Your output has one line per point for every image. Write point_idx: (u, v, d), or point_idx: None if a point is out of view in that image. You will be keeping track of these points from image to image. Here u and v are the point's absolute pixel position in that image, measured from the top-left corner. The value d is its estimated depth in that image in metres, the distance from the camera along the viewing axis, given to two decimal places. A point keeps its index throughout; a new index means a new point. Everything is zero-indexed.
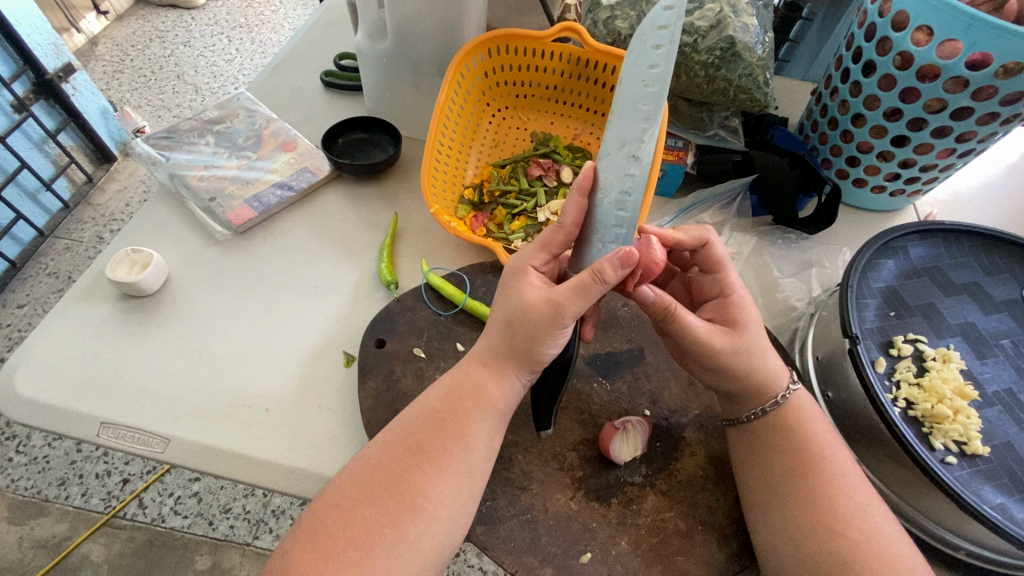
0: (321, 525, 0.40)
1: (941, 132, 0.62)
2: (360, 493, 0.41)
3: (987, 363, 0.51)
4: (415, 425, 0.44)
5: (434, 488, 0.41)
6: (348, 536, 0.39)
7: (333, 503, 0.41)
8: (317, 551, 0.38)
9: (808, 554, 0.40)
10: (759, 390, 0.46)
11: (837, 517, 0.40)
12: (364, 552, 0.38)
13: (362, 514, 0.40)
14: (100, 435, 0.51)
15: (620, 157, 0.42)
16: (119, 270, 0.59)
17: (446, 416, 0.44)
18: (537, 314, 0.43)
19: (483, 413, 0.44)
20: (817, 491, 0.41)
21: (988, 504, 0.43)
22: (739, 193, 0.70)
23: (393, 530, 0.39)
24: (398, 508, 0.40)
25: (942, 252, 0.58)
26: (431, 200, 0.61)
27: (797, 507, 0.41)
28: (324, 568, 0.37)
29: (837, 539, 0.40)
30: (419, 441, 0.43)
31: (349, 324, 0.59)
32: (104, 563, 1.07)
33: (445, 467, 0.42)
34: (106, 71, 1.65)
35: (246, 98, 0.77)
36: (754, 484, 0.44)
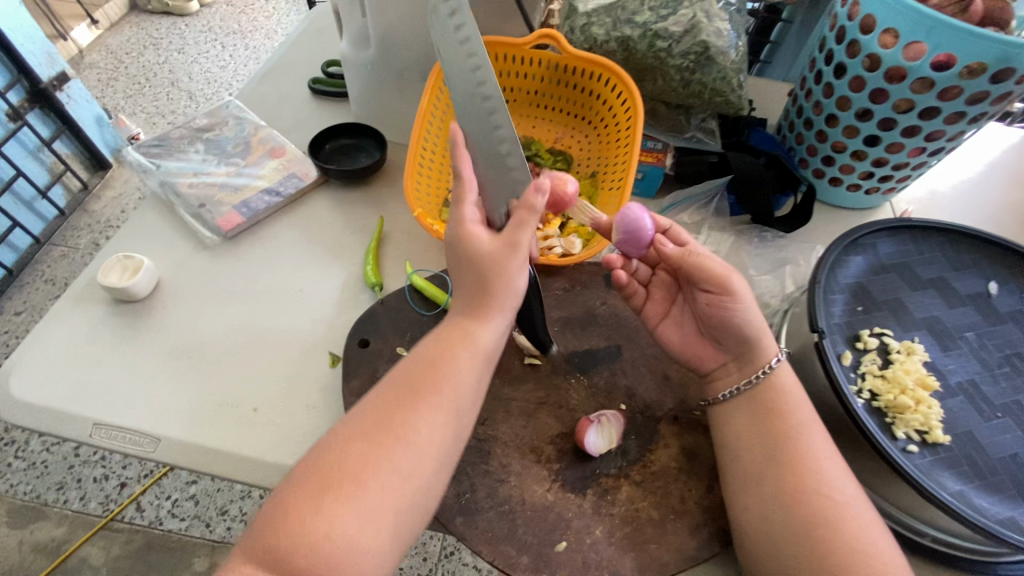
0: (319, 465, 0.41)
1: (911, 131, 0.64)
2: (354, 434, 0.42)
3: (951, 355, 0.53)
4: (407, 370, 0.45)
5: (424, 422, 0.43)
6: (343, 468, 0.40)
7: (328, 443, 0.42)
8: (314, 487, 0.39)
9: (784, 524, 0.42)
10: (757, 341, 0.49)
11: (813, 488, 0.43)
12: (359, 485, 0.40)
13: (355, 449, 0.41)
14: (93, 435, 0.53)
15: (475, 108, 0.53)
16: (111, 276, 0.61)
17: (433, 357, 0.45)
18: (499, 248, 0.46)
19: (471, 355, 0.46)
20: (800, 459, 0.44)
21: (947, 490, 0.45)
22: (716, 193, 0.73)
23: (386, 463, 0.41)
24: (389, 442, 0.41)
25: (910, 249, 0.60)
26: (415, 204, 0.63)
27: (782, 477, 0.44)
28: (322, 501, 0.39)
29: (815, 507, 0.42)
30: (410, 383, 0.44)
31: (335, 325, 0.61)
32: (103, 566, 1.09)
33: (434, 405, 0.43)
34: (101, 79, 1.67)
35: (234, 106, 0.79)
36: (739, 461, 0.46)
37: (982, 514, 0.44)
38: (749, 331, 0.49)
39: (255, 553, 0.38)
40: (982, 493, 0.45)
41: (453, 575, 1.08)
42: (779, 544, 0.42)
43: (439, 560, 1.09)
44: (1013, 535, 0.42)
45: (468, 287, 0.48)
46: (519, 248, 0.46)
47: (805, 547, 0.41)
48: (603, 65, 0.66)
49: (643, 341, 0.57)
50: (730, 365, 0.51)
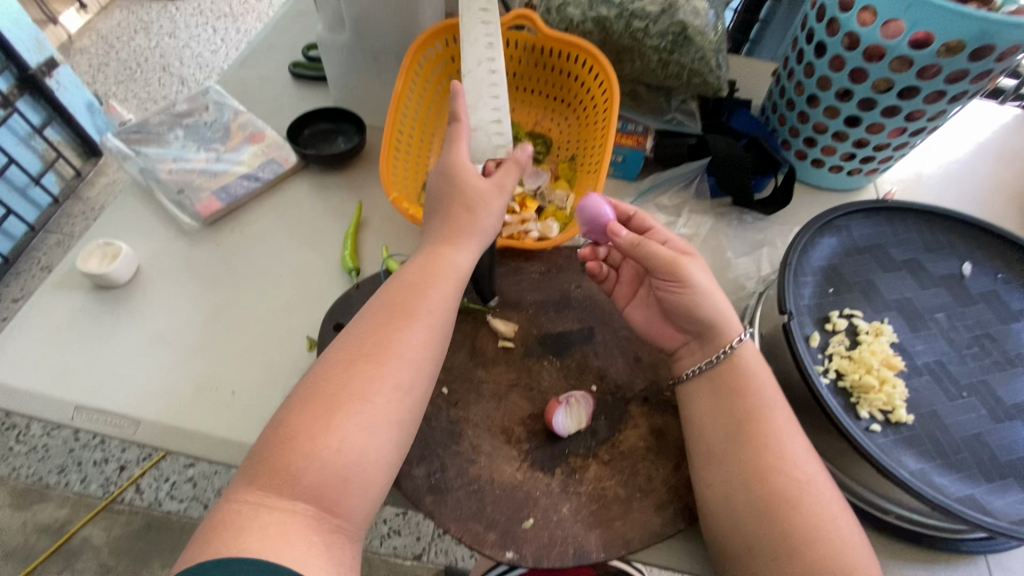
0: (317, 389, 0.43)
1: (892, 111, 0.63)
2: (347, 358, 0.45)
3: (920, 336, 0.53)
4: (388, 298, 0.49)
5: (411, 337, 0.46)
6: (341, 391, 0.43)
7: (322, 370, 0.44)
8: (315, 408, 0.42)
9: (747, 499, 0.43)
10: (719, 322, 0.50)
11: (775, 464, 0.44)
12: (358, 402, 0.42)
13: (351, 369, 0.44)
14: (75, 418, 0.54)
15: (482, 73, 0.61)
16: (90, 262, 0.61)
17: (413, 283, 0.50)
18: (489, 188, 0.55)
19: (451, 278, 0.51)
20: (764, 437, 0.45)
21: (907, 469, 0.46)
22: (696, 176, 0.73)
23: (382, 377, 0.44)
24: (382, 359, 0.45)
25: (884, 230, 0.60)
26: (390, 188, 0.63)
27: (746, 453, 0.45)
28: (325, 420, 0.41)
29: (776, 483, 0.43)
30: (393, 308, 0.48)
31: (313, 309, 0.62)
32: (105, 546, 1.11)
33: (418, 323, 0.47)
34: (92, 65, 1.66)
35: (214, 91, 0.78)
36: (705, 438, 0.47)
37: (941, 492, 0.45)
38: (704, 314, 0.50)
39: (263, 478, 0.39)
40: (942, 472, 0.46)
41: (445, 554, 1.11)
42: (741, 520, 0.43)
43: (431, 540, 1.12)
44: (970, 512, 0.43)
45: (449, 218, 0.53)
46: (504, 190, 0.56)
47: (766, 520, 0.42)
48: (579, 45, 0.66)
49: (616, 324, 0.58)
50: (692, 344, 0.52)
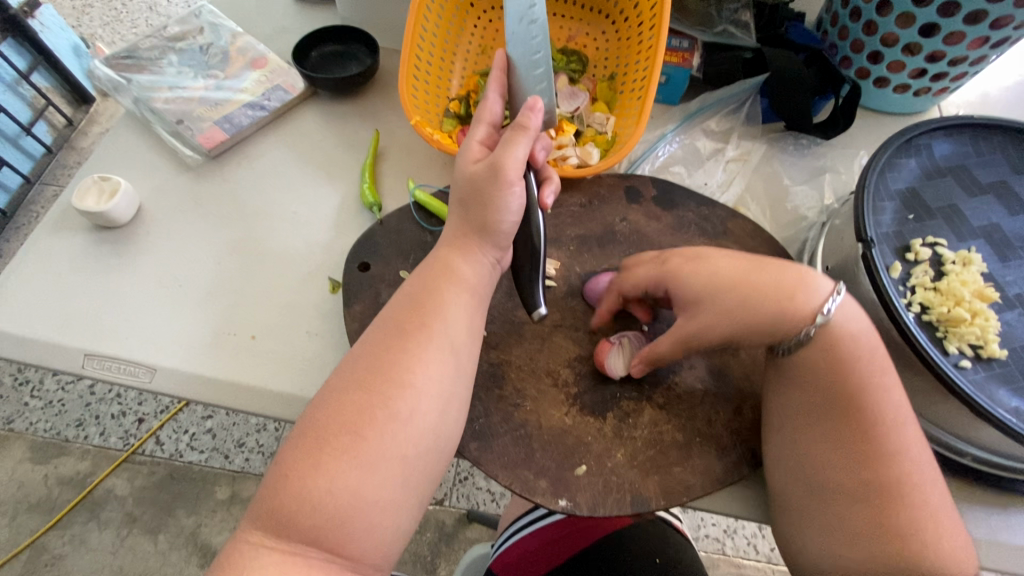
0: (315, 419, 0.38)
1: (976, 18, 0.55)
2: (347, 383, 0.39)
3: (1010, 265, 0.48)
4: (394, 311, 0.42)
5: (417, 363, 0.39)
6: (337, 424, 0.37)
7: (323, 397, 0.39)
8: (309, 443, 0.37)
9: (832, 468, 0.39)
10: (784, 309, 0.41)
11: (866, 432, 0.38)
12: (356, 436, 0.37)
13: (349, 398, 0.38)
14: (86, 366, 0.50)
15: (523, 31, 0.49)
16: (87, 199, 0.56)
17: (421, 296, 0.43)
18: (484, 172, 0.43)
19: (462, 292, 0.43)
20: (863, 402, 0.39)
21: (1001, 407, 0.41)
22: (749, 96, 0.65)
23: (383, 410, 0.38)
24: (384, 387, 0.38)
25: (969, 150, 0.53)
26: (411, 111, 0.56)
27: (839, 422, 0.39)
28: (319, 458, 0.36)
29: (868, 454, 0.38)
30: (399, 323, 0.41)
31: (333, 249, 0.57)
32: (129, 496, 1.12)
33: (426, 342, 0.40)
34: (73, 3, 1.55)
35: (208, 12, 0.70)
36: (789, 395, 0.41)
37: None
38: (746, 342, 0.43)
39: (259, 517, 0.36)
40: None
41: (467, 499, 1.11)
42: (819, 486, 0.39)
43: (453, 485, 1.11)
44: None
45: (461, 212, 0.45)
46: (501, 172, 0.42)
47: (847, 483, 0.38)
48: None
49: None
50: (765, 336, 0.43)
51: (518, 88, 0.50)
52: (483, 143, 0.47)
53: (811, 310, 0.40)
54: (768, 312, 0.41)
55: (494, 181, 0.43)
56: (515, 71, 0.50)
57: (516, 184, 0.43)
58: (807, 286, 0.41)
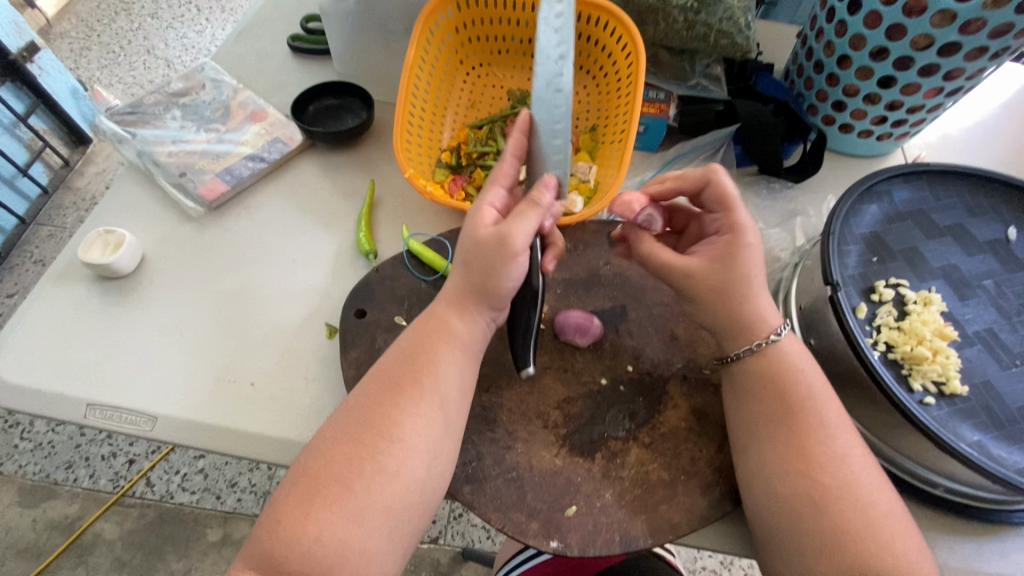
0: (307, 467, 0.40)
1: (929, 70, 0.59)
2: (339, 433, 0.41)
3: (969, 304, 0.51)
4: (387, 365, 0.45)
5: (406, 418, 0.41)
6: (328, 473, 0.39)
7: (316, 446, 0.42)
8: (301, 491, 0.39)
9: (790, 498, 0.41)
10: (735, 327, 0.46)
11: (812, 462, 0.41)
12: (345, 486, 0.39)
13: (340, 450, 0.40)
14: (88, 416, 0.52)
15: (547, 96, 0.46)
16: (92, 252, 0.58)
17: (414, 351, 0.45)
18: (493, 242, 0.44)
19: (454, 350, 0.45)
20: (812, 433, 0.42)
21: (965, 441, 0.44)
22: (723, 143, 0.69)
23: (372, 462, 0.40)
24: (373, 441, 0.40)
25: (926, 195, 0.57)
26: (406, 164, 0.59)
27: (790, 452, 0.42)
28: (309, 507, 0.38)
29: (819, 482, 0.40)
30: (391, 377, 0.44)
31: (330, 295, 0.59)
32: (118, 540, 1.10)
33: (416, 397, 0.42)
34: (73, 49, 1.59)
35: (211, 68, 0.74)
36: (741, 428, 0.45)
37: (1000, 464, 0.43)
38: (694, 289, 0.47)
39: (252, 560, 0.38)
40: (1000, 443, 0.44)
41: (461, 536, 1.10)
42: (783, 517, 0.41)
43: (447, 523, 1.11)
44: None
45: (458, 271, 0.47)
46: (511, 245, 0.43)
47: (804, 516, 0.40)
48: (600, 5, 0.62)
49: (649, 301, 0.56)
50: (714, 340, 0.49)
51: (539, 151, 0.49)
52: (494, 208, 0.48)
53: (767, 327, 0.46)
54: (751, 316, 0.46)
55: (498, 254, 0.44)
56: (537, 133, 0.48)
57: (521, 257, 0.44)
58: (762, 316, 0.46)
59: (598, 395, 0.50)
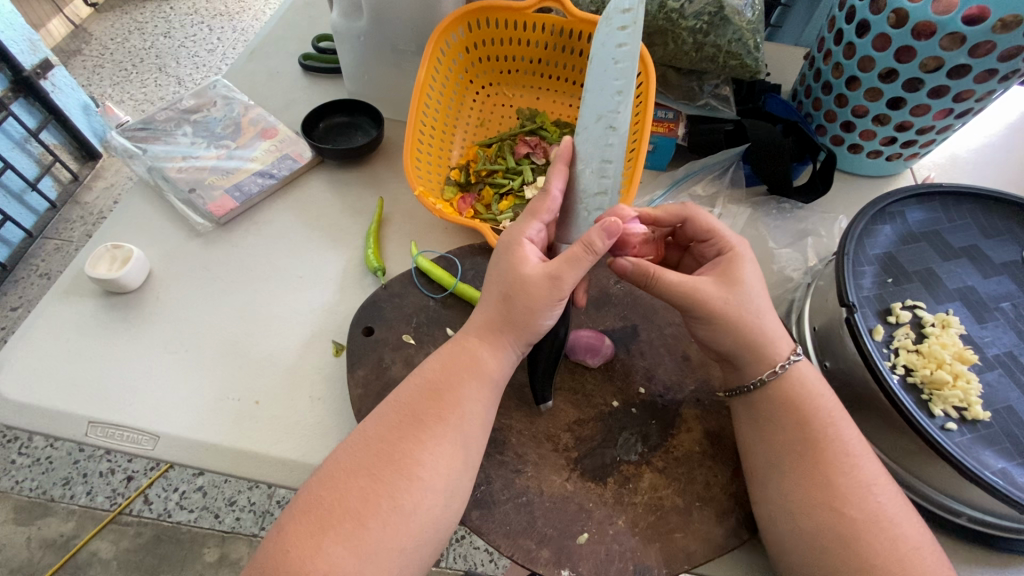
0: (321, 497, 0.39)
1: (939, 93, 0.59)
2: (356, 464, 0.40)
3: (987, 327, 0.50)
4: (410, 397, 0.44)
5: (427, 455, 0.41)
6: (343, 508, 0.38)
7: (330, 474, 0.41)
8: (313, 522, 0.38)
9: (810, 531, 0.39)
10: (754, 349, 0.46)
11: (842, 498, 0.40)
12: (359, 522, 0.38)
13: (357, 483, 0.39)
14: (89, 434, 0.51)
15: (598, 130, 0.45)
16: (99, 267, 0.58)
17: (440, 386, 0.44)
18: (545, 285, 0.44)
19: (479, 388, 0.44)
20: (824, 470, 0.41)
21: (989, 469, 0.43)
22: (732, 163, 0.70)
23: (388, 500, 0.39)
24: (393, 477, 0.39)
25: (941, 216, 0.56)
26: (415, 182, 0.59)
27: (814, 490, 0.40)
28: (321, 541, 0.37)
29: (847, 511, 0.39)
30: (416, 412, 0.43)
31: (337, 312, 0.58)
32: (113, 560, 1.08)
33: (440, 436, 0.41)
34: (87, 66, 1.62)
35: (223, 86, 0.75)
36: (757, 460, 0.44)
37: None
38: (707, 305, 0.46)
39: None
40: None
41: (463, 559, 1.08)
42: (814, 549, 0.39)
43: (449, 545, 1.08)
44: None
45: (488, 306, 0.47)
46: (561, 287, 0.44)
47: (828, 555, 0.39)
48: None
49: (660, 321, 0.55)
50: (724, 364, 0.48)
51: (580, 187, 0.48)
52: (532, 241, 0.47)
53: (774, 360, 0.45)
54: (754, 340, 0.46)
55: (547, 297, 0.44)
56: (580, 162, 0.48)
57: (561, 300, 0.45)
58: (769, 344, 0.46)
59: (610, 417, 0.49)
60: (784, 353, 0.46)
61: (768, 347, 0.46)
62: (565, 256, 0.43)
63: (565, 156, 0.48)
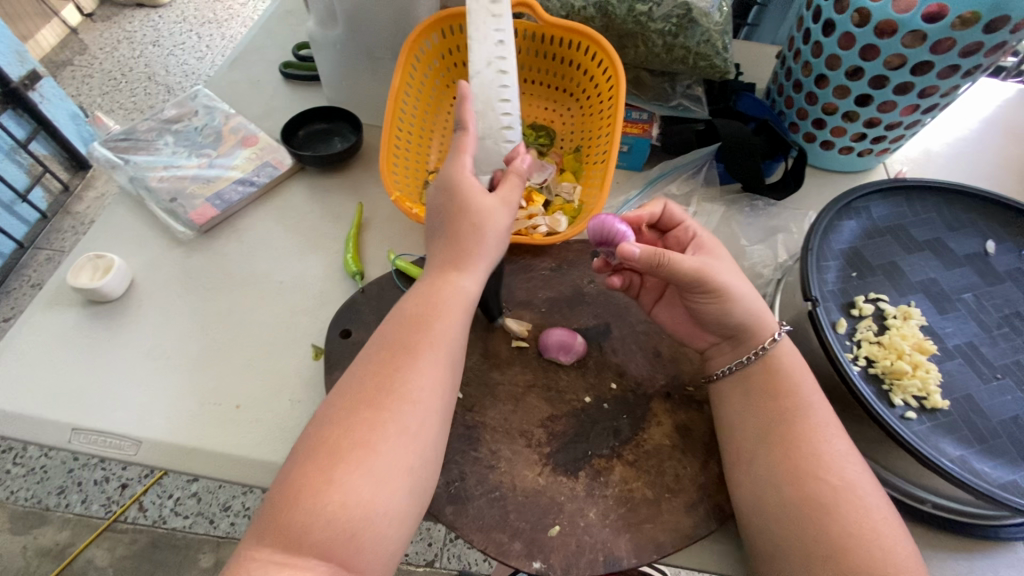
0: (325, 435, 0.40)
1: (904, 89, 0.60)
2: (353, 403, 0.42)
3: (949, 318, 0.52)
4: (394, 332, 0.45)
5: (421, 378, 0.43)
6: (349, 440, 0.39)
7: (328, 416, 0.41)
8: (321, 460, 0.39)
9: (780, 509, 0.41)
10: (754, 325, 0.47)
11: (806, 480, 0.41)
12: (368, 449, 0.39)
13: (359, 415, 0.41)
14: (73, 441, 0.52)
15: (493, 80, 0.55)
16: (81, 276, 0.59)
17: (423, 314, 0.46)
18: (502, 205, 0.49)
19: (456, 306, 0.46)
20: (784, 456, 0.42)
21: (946, 457, 0.44)
22: (705, 162, 0.71)
23: (391, 423, 0.40)
24: (392, 403, 0.41)
25: (905, 211, 0.58)
26: (391, 187, 0.60)
27: (778, 475, 0.42)
28: (332, 473, 0.38)
29: (810, 494, 0.40)
30: (402, 341, 0.44)
31: (317, 316, 0.60)
32: (110, 566, 1.09)
33: (430, 359, 0.44)
34: (76, 76, 1.63)
35: (204, 95, 0.76)
36: (743, 435, 0.45)
37: (982, 478, 0.43)
38: (715, 280, 0.46)
39: (269, 535, 0.36)
40: (982, 458, 0.44)
41: (457, 559, 1.09)
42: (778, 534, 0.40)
43: (442, 546, 1.09)
44: (1014, 498, 0.41)
45: (450, 233, 0.48)
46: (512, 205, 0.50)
47: (792, 539, 0.40)
48: (583, 32, 0.63)
49: (633, 319, 0.56)
50: (723, 345, 0.50)
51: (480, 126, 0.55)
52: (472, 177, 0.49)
53: (763, 338, 0.47)
54: (750, 317, 0.47)
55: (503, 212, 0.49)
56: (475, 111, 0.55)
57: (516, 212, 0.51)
58: (760, 322, 0.47)
59: (582, 413, 0.50)
60: (772, 328, 0.48)
61: (762, 322, 0.48)
62: (504, 183, 0.51)
63: (468, 116, 0.52)
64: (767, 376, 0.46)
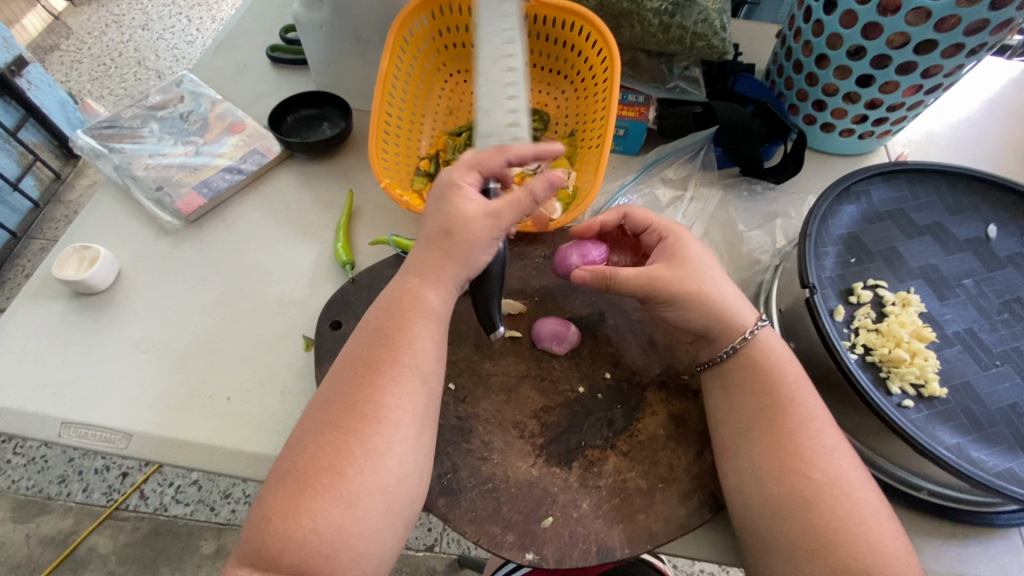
0: (296, 462, 0.40)
1: (907, 68, 0.58)
2: (318, 428, 0.41)
3: (948, 304, 0.51)
4: (360, 349, 0.44)
5: (388, 397, 0.41)
6: (316, 466, 0.39)
7: (298, 440, 0.41)
8: (290, 485, 0.39)
9: (773, 499, 0.40)
10: (721, 322, 0.46)
11: (800, 471, 0.40)
12: (337, 474, 0.39)
13: (325, 441, 0.40)
14: (62, 434, 0.51)
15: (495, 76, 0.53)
16: (67, 268, 0.58)
17: (389, 329, 0.44)
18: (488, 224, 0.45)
19: (425, 320, 0.45)
20: (778, 446, 0.42)
21: (943, 445, 0.43)
22: (702, 146, 0.70)
23: (358, 446, 0.40)
24: (360, 426, 0.40)
25: (906, 195, 0.56)
26: (381, 174, 0.59)
27: (771, 465, 0.41)
28: (301, 500, 0.38)
29: (803, 484, 0.40)
30: (368, 361, 0.43)
31: (307, 307, 0.59)
32: (112, 554, 1.09)
33: (396, 377, 0.42)
34: (64, 61, 1.60)
35: (189, 81, 0.74)
36: (735, 425, 0.44)
37: (978, 467, 0.42)
38: (663, 292, 0.46)
39: (251, 558, 0.38)
40: (979, 446, 0.44)
41: (457, 543, 1.10)
42: (771, 525, 0.40)
43: (442, 530, 1.10)
44: (1010, 486, 0.41)
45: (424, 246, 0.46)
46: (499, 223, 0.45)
47: (784, 529, 0.40)
48: (577, 12, 0.61)
49: (628, 307, 0.55)
50: (700, 342, 0.48)
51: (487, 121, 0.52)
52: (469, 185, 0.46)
53: (740, 330, 0.46)
54: (715, 319, 0.46)
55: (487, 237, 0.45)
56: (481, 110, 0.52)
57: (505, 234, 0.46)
58: (733, 317, 0.46)
59: (576, 403, 0.50)
60: (750, 321, 0.47)
61: (735, 319, 0.46)
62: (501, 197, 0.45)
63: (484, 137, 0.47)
64: (755, 365, 0.45)
